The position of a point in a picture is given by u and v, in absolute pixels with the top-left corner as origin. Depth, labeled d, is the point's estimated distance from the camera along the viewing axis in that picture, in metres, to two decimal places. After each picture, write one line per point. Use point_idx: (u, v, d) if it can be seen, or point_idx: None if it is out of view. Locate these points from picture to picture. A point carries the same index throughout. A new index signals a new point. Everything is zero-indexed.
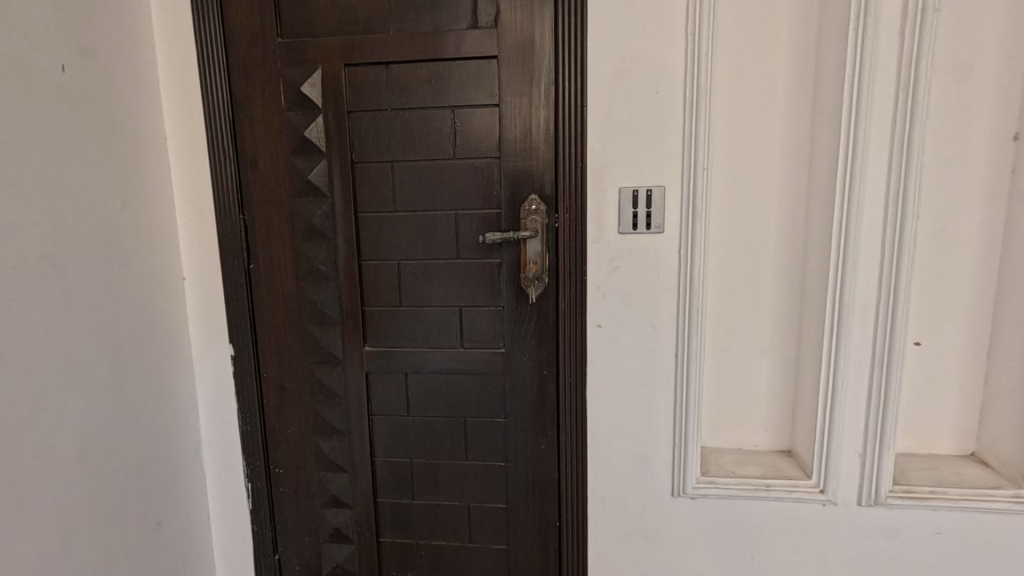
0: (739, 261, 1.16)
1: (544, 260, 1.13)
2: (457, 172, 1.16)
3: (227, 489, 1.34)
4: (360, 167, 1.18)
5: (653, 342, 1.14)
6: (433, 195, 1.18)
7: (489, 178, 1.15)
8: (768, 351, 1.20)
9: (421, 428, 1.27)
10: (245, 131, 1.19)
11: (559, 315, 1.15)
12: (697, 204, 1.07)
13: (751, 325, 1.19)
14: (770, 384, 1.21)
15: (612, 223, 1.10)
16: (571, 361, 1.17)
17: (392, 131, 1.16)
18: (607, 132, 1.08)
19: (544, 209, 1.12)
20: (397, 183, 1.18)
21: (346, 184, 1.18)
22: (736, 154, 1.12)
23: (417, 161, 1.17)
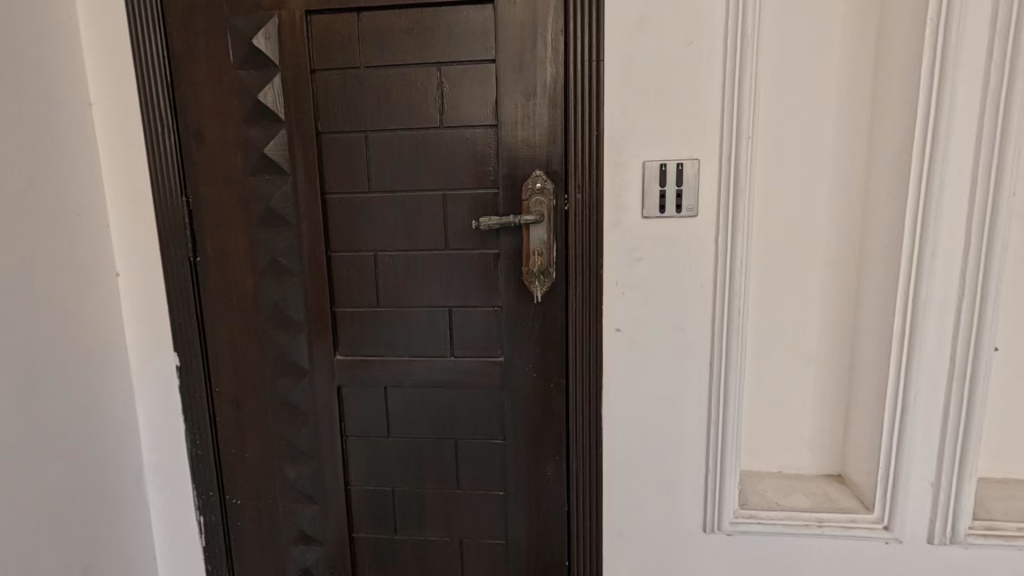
0: (783, 251, 0.97)
1: (552, 251, 0.93)
2: (445, 145, 0.96)
3: (176, 524, 1.14)
4: (327, 139, 0.98)
5: (682, 351, 0.94)
6: (416, 173, 0.97)
7: (485, 152, 0.95)
8: (815, 358, 1.01)
9: (404, 452, 1.07)
10: (186, 94, 0.98)
11: (569, 318, 0.96)
12: (741, 181, 0.87)
13: (795, 328, 1.00)
14: (816, 397, 1.02)
15: (634, 204, 0.91)
16: (583, 373, 0.97)
17: (365, 94, 0.96)
18: (629, 94, 0.88)
19: (551, 188, 0.92)
20: (372, 159, 0.98)
21: (311, 160, 0.98)
22: (784, 123, 0.93)
23: (396, 130, 0.96)
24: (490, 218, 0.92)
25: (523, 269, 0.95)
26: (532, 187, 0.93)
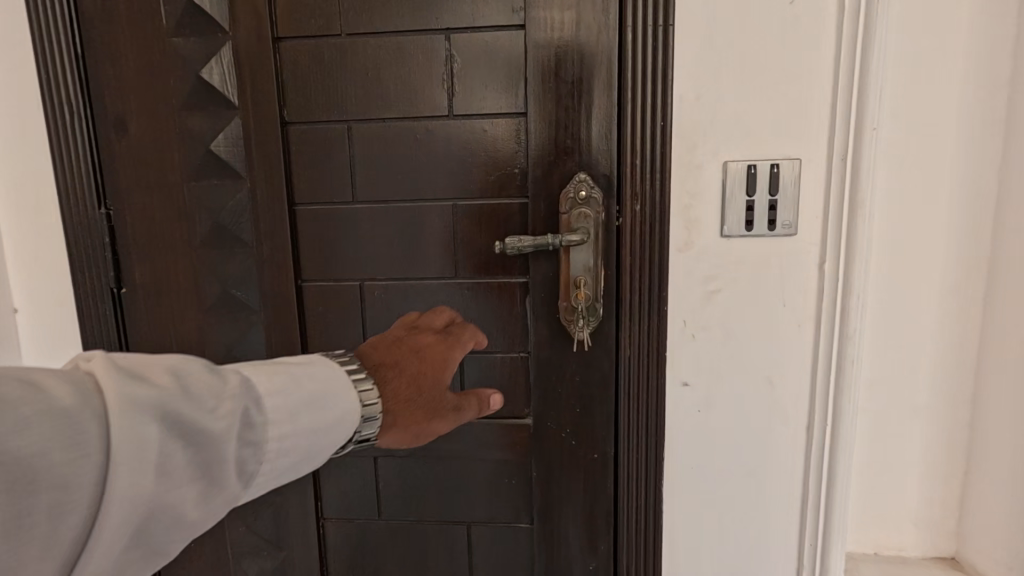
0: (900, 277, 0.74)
1: (600, 280, 0.70)
2: (455, 140, 0.72)
3: None
4: (296, 133, 0.73)
5: (770, 412, 0.72)
6: (415, 179, 0.73)
7: (509, 151, 0.72)
8: (930, 413, 0.78)
9: (399, 539, 0.82)
10: (102, 70, 0.72)
11: (620, 368, 0.73)
12: (861, 190, 0.64)
13: (908, 376, 0.77)
14: (929, 461, 0.80)
15: (710, 220, 0.68)
16: (639, 441, 0.74)
17: (346, 72, 0.71)
18: (708, 71, 0.65)
19: (599, 197, 0.69)
20: (356, 159, 0.73)
21: (274, 160, 0.73)
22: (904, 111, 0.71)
23: (389, 119, 0.72)
24: (517, 237, 0.68)
25: (560, 305, 0.72)
26: (573, 197, 0.70)
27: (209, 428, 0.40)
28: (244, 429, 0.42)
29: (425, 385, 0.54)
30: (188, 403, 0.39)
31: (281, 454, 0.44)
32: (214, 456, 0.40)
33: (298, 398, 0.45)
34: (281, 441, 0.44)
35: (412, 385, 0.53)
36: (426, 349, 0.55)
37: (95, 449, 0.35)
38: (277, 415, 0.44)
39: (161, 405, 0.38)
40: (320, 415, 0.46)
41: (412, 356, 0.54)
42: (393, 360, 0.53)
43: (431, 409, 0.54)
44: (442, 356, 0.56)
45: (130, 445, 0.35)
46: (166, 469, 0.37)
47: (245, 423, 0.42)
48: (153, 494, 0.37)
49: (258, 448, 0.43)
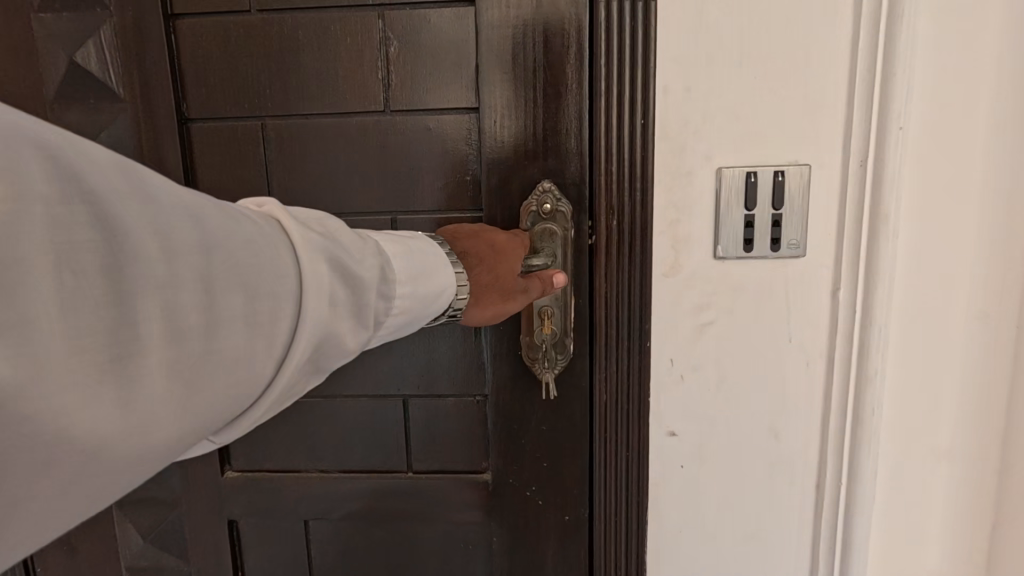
0: (934, 306, 0.62)
1: (568, 311, 0.58)
2: (394, 142, 0.60)
3: None
4: (200, 132, 0.60)
5: (773, 467, 0.60)
6: (346, 188, 0.61)
7: (460, 155, 0.59)
8: (964, 464, 0.66)
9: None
10: None
11: (595, 414, 0.61)
12: (882, 203, 0.53)
13: (940, 421, 0.65)
14: (961, 519, 0.68)
15: (701, 238, 0.56)
16: (617, 501, 0.62)
17: (259, 58, 0.58)
18: (698, 57, 0.53)
19: (568, 211, 0.57)
20: (273, 164, 0.60)
21: (169, 166, 0.60)
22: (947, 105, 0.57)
23: (313, 116, 0.59)
24: None
25: (523, 340, 0.60)
26: (537, 210, 0.58)
27: (360, 273, 0.38)
28: (379, 281, 0.40)
29: (498, 266, 0.52)
30: (341, 250, 0.38)
31: (405, 313, 0.43)
32: (363, 300, 0.39)
33: (423, 260, 0.44)
34: (407, 300, 0.42)
35: (484, 265, 0.52)
36: (496, 232, 0.54)
37: (284, 271, 0.34)
38: (401, 275, 0.42)
39: (326, 247, 0.37)
40: (440, 275, 0.45)
41: (486, 238, 0.53)
42: (469, 243, 0.52)
43: (500, 291, 0.52)
44: (511, 241, 0.54)
45: (311, 268, 0.36)
46: (333, 304, 0.37)
47: (382, 279, 0.41)
48: (326, 321, 0.36)
49: (387, 304, 0.41)
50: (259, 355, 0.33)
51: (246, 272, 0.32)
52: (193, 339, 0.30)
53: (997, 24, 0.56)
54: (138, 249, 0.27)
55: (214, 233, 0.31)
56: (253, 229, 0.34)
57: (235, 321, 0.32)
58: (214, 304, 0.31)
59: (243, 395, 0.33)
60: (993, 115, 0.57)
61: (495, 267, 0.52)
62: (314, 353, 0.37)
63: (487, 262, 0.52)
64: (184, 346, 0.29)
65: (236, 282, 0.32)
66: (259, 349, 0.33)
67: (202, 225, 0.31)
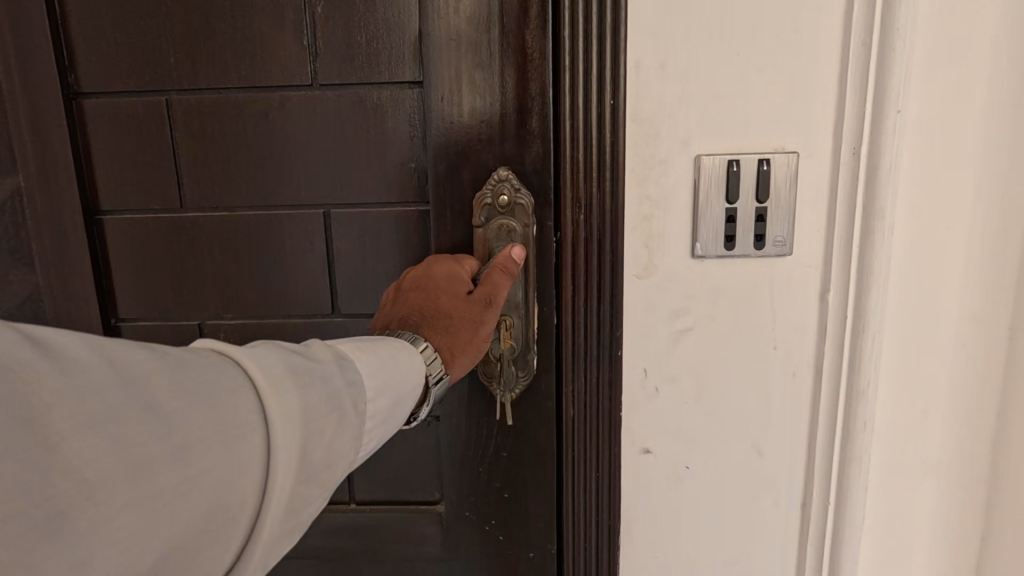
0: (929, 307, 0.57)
1: (529, 319, 0.52)
2: (327, 125, 0.53)
3: None
4: (92, 114, 0.53)
5: (758, 487, 0.54)
6: (272, 180, 0.54)
7: (402, 140, 0.53)
8: (957, 476, 0.62)
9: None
10: None
11: (563, 433, 0.54)
12: (877, 196, 0.47)
13: (931, 431, 0.60)
14: (954, 534, 0.64)
15: (678, 235, 0.50)
16: (586, 531, 0.56)
17: (160, 28, 0.52)
18: (675, 29, 0.47)
19: (529, 202, 0.51)
20: (180, 148, 0.54)
21: (55, 154, 0.53)
22: (948, 86, 0.52)
23: (230, 91, 0.53)
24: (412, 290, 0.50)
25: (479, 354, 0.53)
26: (494, 204, 0.51)
27: (324, 367, 0.34)
28: (345, 371, 0.35)
29: (448, 306, 0.47)
30: (292, 350, 0.33)
31: (382, 394, 0.37)
32: (337, 392, 0.33)
33: (382, 346, 0.40)
34: (378, 382, 0.37)
35: (433, 315, 0.47)
36: (422, 275, 0.48)
37: (242, 380, 0.29)
38: (362, 356, 0.38)
39: (279, 351, 0.32)
40: (400, 350, 0.41)
41: (418, 292, 0.48)
42: (406, 308, 0.47)
43: (467, 324, 0.47)
44: (443, 270, 0.48)
45: (271, 369, 0.30)
46: (309, 406, 0.31)
47: (343, 367, 0.35)
48: (308, 422, 0.30)
49: (360, 392, 0.35)
50: (243, 480, 0.27)
51: (200, 390, 0.27)
52: (158, 471, 0.24)
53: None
54: (55, 388, 0.22)
55: (148, 360, 0.26)
56: (195, 351, 0.29)
57: (201, 446, 0.26)
58: (172, 431, 0.25)
59: (227, 537, 0.27)
60: (994, 97, 0.52)
61: (448, 310, 0.47)
62: (308, 469, 0.30)
63: (439, 312, 0.47)
64: (142, 484, 0.23)
65: (196, 401, 0.26)
66: (241, 472, 0.27)
67: (145, 360, 0.26)
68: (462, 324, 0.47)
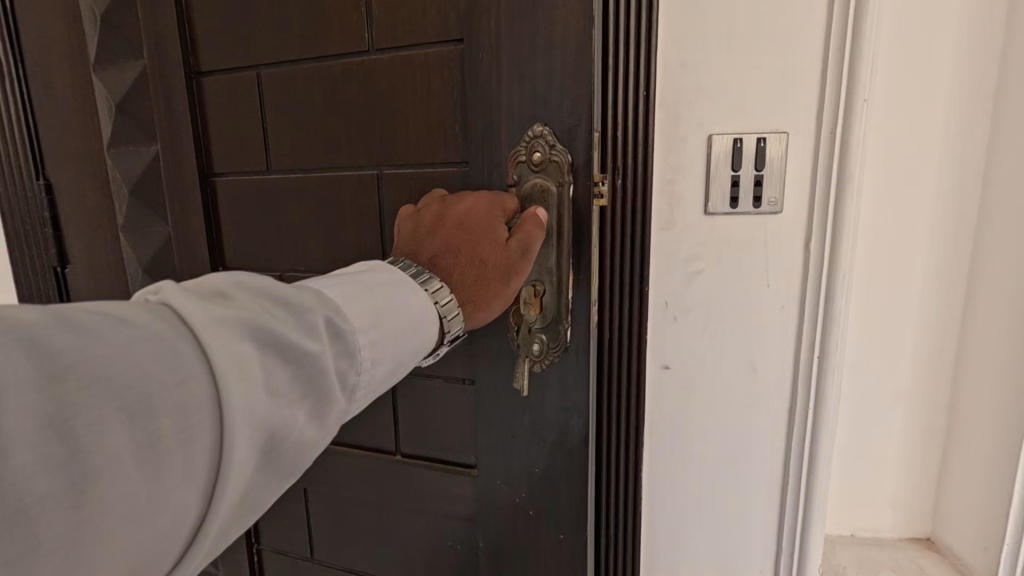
0: (880, 258, 0.75)
1: (566, 285, 0.59)
2: (392, 93, 0.66)
3: None
4: (209, 91, 0.75)
5: (751, 397, 0.70)
6: (338, 141, 0.70)
7: (445, 99, 0.63)
8: (911, 395, 0.79)
9: (365, 517, 0.83)
10: (52, 49, 0.78)
11: (602, 358, 0.67)
12: (847, 166, 0.62)
13: (887, 356, 0.78)
14: (909, 441, 0.81)
15: (693, 196, 0.65)
16: (618, 439, 0.71)
17: (261, 31, 0.70)
18: (694, 39, 0.62)
19: (566, 157, 0.56)
20: (268, 118, 0.73)
21: (188, 134, 0.76)
22: (890, 92, 0.70)
23: (307, 66, 0.69)
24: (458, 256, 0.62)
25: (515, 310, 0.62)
26: (535, 162, 0.58)
27: (310, 341, 0.34)
28: (335, 341, 0.37)
29: (483, 248, 0.51)
30: (276, 316, 0.34)
31: (376, 360, 0.39)
32: (320, 370, 0.35)
33: (386, 303, 0.42)
34: (371, 349, 0.39)
35: (468, 260, 0.51)
36: (466, 214, 0.53)
37: (199, 366, 0.29)
38: (363, 322, 0.39)
39: (253, 323, 0.32)
40: (407, 311, 0.43)
41: (457, 230, 0.52)
42: (442, 244, 0.52)
43: (495, 276, 0.52)
44: (483, 217, 0.53)
45: (236, 353, 0.30)
46: (277, 392, 0.32)
47: (335, 335, 0.37)
48: (274, 412, 0.31)
49: (351, 359, 0.37)
50: (191, 482, 0.28)
51: (140, 385, 0.26)
52: (69, 510, 0.23)
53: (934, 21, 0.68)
54: None
55: (77, 361, 0.25)
56: (149, 329, 0.29)
57: (133, 461, 0.26)
58: (93, 452, 0.24)
59: (173, 540, 0.28)
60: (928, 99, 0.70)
61: (480, 257, 0.51)
62: (266, 457, 0.32)
63: (473, 257, 0.51)
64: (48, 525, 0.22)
65: (144, 399, 0.26)
66: (189, 475, 0.28)
67: (73, 361, 0.25)
68: (489, 275, 0.51)
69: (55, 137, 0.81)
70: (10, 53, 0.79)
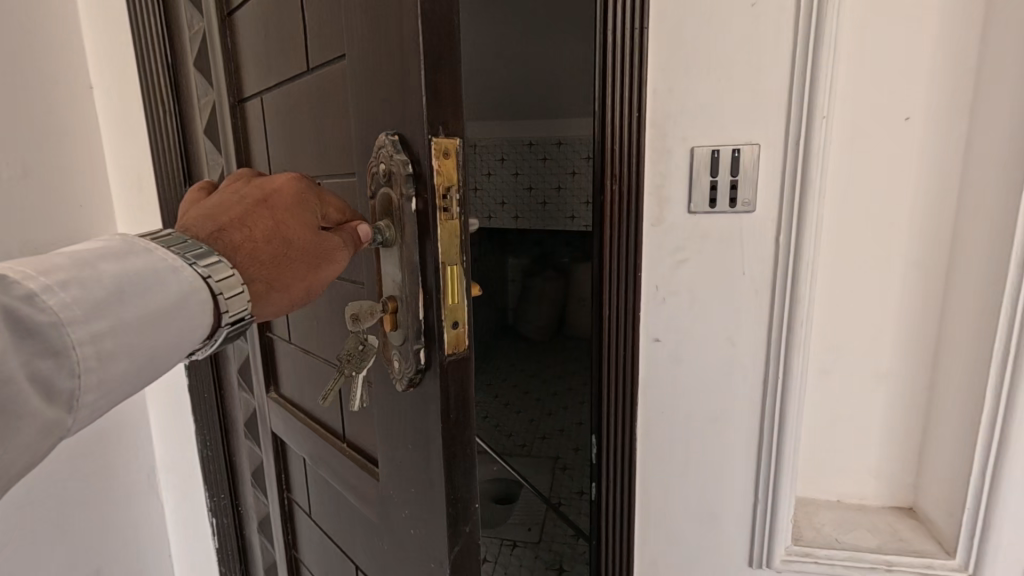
0: (856, 252, 0.84)
1: (417, 303, 0.44)
2: (315, 108, 0.65)
3: (191, 499, 1.20)
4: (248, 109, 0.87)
5: (728, 368, 0.83)
6: (294, 154, 0.73)
7: (340, 112, 0.59)
8: (891, 377, 0.88)
9: (331, 491, 0.77)
10: (180, 84, 1.01)
11: (600, 330, 0.84)
12: (809, 173, 0.74)
13: (866, 340, 0.87)
14: (889, 418, 0.89)
15: (678, 199, 0.79)
16: (615, 396, 0.86)
17: (260, 54, 0.77)
18: (678, 68, 0.75)
19: (401, 162, 0.42)
20: (268, 132, 0.81)
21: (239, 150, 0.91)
22: (865, 104, 0.79)
23: (278, 86, 0.73)
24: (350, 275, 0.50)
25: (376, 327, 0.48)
26: (382, 170, 0.45)
27: None
28: (29, 340, 0.34)
29: (286, 231, 0.46)
30: None
31: (109, 353, 0.37)
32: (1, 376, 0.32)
33: (112, 289, 0.38)
34: (96, 344, 0.37)
35: (267, 237, 0.46)
36: (271, 190, 0.46)
37: None
38: (77, 314, 0.36)
39: None
40: (154, 297, 0.40)
41: (260, 205, 0.46)
42: (240, 220, 0.46)
43: (299, 257, 0.46)
44: (291, 195, 0.46)
45: None
46: None
47: (35, 333, 0.34)
48: None
49: (64, 356, 0.35)
50: None
51: None
52: None
53: (907, 40, 0.76)
54: None
55: None
56: None
57: None
58: None
59: None
60: (899, 111, 0.78)
61: (280, 236, 0.46)
62: None
63: (273, 235, 0.46)
64: None
65: None
66: None
67: None
68: (290, 255, 0.46)
69: (187, 153, 1.05)
70: (165, 94, 1.02)
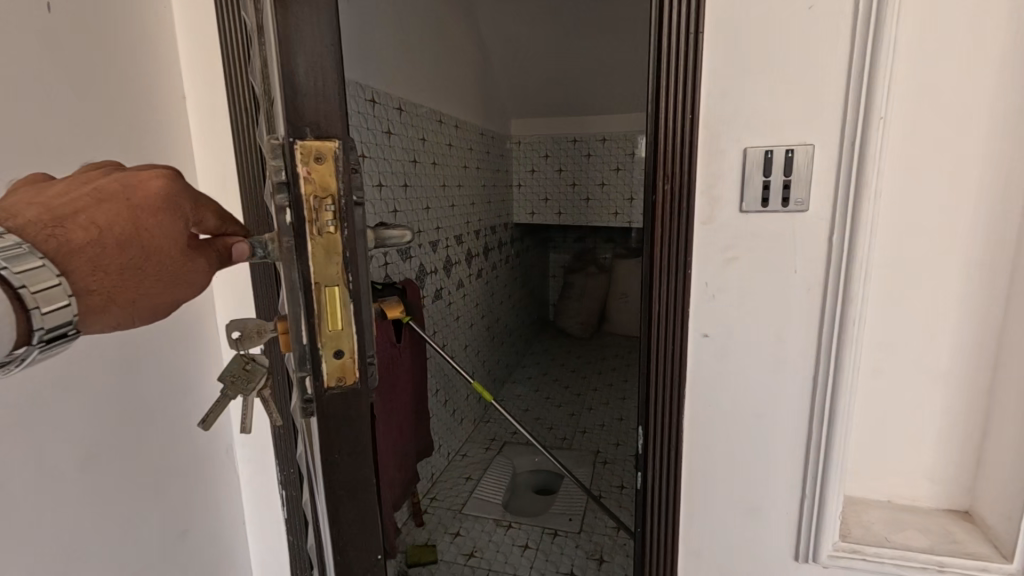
0: (911, 251, 0.84)
1: (298, 329, 0.42)
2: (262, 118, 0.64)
3: (261, 473, 1.30)
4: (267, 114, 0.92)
5: (777, 365, 0.84)
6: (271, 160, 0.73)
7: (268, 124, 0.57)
8: (946, 378, 0.87)
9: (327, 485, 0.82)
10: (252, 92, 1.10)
11: (649, 324, 0.87)
12: (866, 172, 0.74)
13: (920, 340, 0.86)
14: (945, 419, 0.89)
15: (729, 199, 0.80)
16: (664, 389, 0.88)
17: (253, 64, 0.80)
18: (732, 71, 0.77)
19: (274, 172, 0.41)
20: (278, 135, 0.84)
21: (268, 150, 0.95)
22: (923, 103, 0.79)
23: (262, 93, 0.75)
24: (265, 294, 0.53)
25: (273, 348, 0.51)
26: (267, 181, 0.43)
27: None
28: None
29: (136, 239, 0.45)
30: None
31: None
32: None
33: None
34: None
35: (105, 245, 0.44)
36: (121, 193, 0.45)
37: None
38: None
39: None
40: None
41: (106, 204, 0.44)
42: (79, 223, 0.44)
43: (151, 272, 0.46)
44: (147, 203, 0.45)
45: None
46: None
47: None
48: None
49: None
50: None
51: None
52: None
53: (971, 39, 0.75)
54: None
55: None
56: None
57: None
58: None
59: None
60: (958, 110, 0.78)
61: (127, 247, 0.45)
62: None
63: (117, 245, 0.44)
64: None
65: None
66: None
67: None
68: (139, 267, 0.45)
69: None
70: None
